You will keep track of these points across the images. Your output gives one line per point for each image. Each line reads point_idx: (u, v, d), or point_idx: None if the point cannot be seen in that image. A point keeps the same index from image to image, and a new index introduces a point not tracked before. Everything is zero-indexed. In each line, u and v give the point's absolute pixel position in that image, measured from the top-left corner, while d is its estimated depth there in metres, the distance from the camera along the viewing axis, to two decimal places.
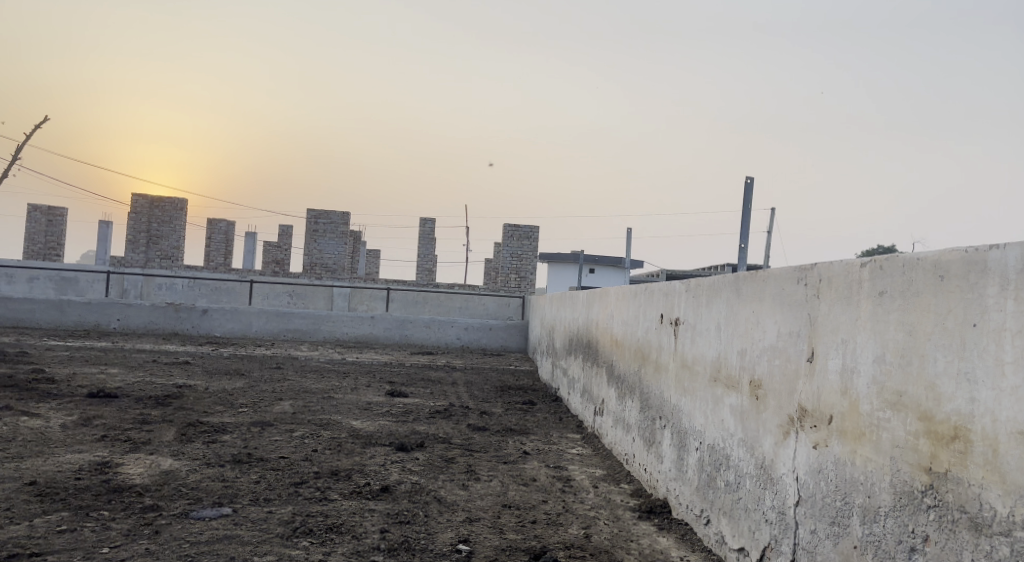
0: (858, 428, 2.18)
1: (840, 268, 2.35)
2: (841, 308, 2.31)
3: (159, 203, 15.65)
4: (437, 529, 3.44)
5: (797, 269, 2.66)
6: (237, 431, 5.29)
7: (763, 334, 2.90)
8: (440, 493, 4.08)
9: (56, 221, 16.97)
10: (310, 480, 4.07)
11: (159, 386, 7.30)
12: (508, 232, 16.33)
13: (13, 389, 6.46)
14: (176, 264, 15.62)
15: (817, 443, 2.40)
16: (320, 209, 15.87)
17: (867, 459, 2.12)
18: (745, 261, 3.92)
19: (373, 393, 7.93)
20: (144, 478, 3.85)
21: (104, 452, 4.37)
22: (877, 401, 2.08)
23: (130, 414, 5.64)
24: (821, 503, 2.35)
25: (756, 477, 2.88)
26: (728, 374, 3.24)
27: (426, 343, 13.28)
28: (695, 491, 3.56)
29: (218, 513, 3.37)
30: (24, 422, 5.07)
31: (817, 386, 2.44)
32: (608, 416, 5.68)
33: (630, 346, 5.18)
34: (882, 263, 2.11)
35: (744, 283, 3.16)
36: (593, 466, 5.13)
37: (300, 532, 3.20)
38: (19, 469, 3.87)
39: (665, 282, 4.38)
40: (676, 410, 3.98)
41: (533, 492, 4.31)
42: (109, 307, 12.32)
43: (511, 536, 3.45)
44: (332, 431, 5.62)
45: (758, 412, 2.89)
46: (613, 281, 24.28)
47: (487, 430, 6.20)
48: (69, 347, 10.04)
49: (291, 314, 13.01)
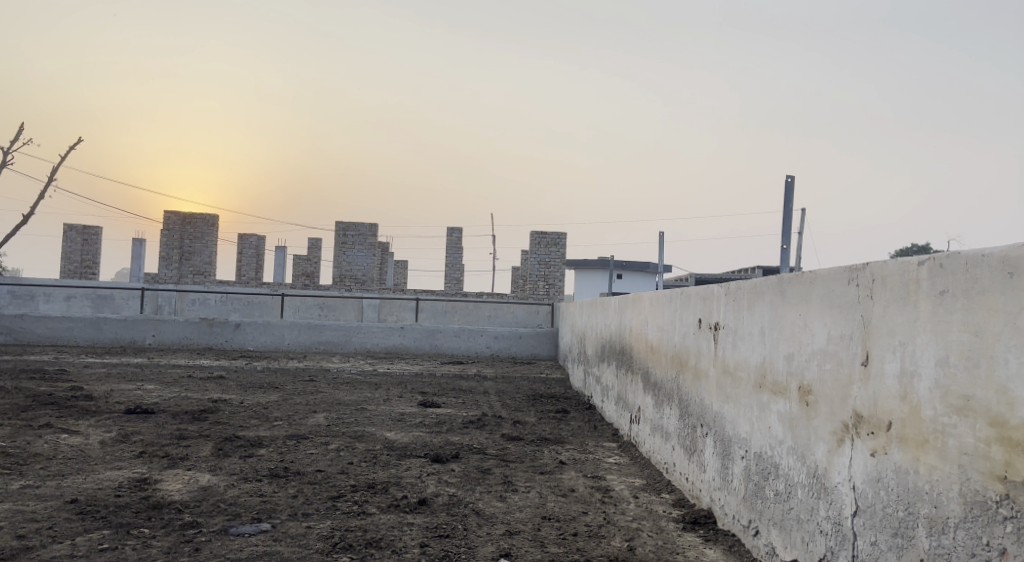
0: (920, 434, 2.08)
1: (895, 267, 2.25)
2: (897, 309, 2.22)
3: (190, 220, 15.87)
4: (477, 543, 3.37)
5: (847, 269, 2.57)
6: (273, 444, 5.29)
7: (811, 337, 2.81)
8: (478, 505, 4.02)
9: (91, 240, 17.30)
10: (348, 494, 4.03)
11: (195, 401, 7.35)
12: (536, 239, 16.27)
13: (53, 407, 6.55)
14: (209, 280, 15.81)
15: (875, 451, 2.30)
16: (349, 222, 15.98)
17: (932, 467, 2.01)
18: (786, 262, 3.81)
19: (405, 404, 7.92)
20: (183, 495, 3.84)
21: (142, 468, 4.39)
22: (941, 406, 1.98)
23: (166, 429, 5.67)
24: (881, 513, 2.25)
25: (809, 486, 2.77)
26: (775, 380, 3.14)
27: (457, 353, 13.26)
28: (742, 501, 3.46)
29: (258, 529, 3.34)
30: (64, 440, 5.13)
31: (873, 391, 2.34)
32: (646, 423, 5.58)
33: (667, 353, 5.09)
34: (943, 261, 2.02)
35: (789, 284, 3.06)
36: (632, 476, 5.03)
37: (340, 547, 3.16)
38: (59, 487, 3.89)
39: (703, 286, 4.28)
40: (719, 418, 3.88)
41: (572, 503, 4.23)
42: (144, 323, 12.48)
43: (553, 549, 3.37)
44: (366, 443, 5.60)
45: (809, 419, 2.79)
46: (641, 287, 24.08)
47: (522, 440, 6.14)
48: (106, 364, 10.17)
49: (323, 327, 13.08)
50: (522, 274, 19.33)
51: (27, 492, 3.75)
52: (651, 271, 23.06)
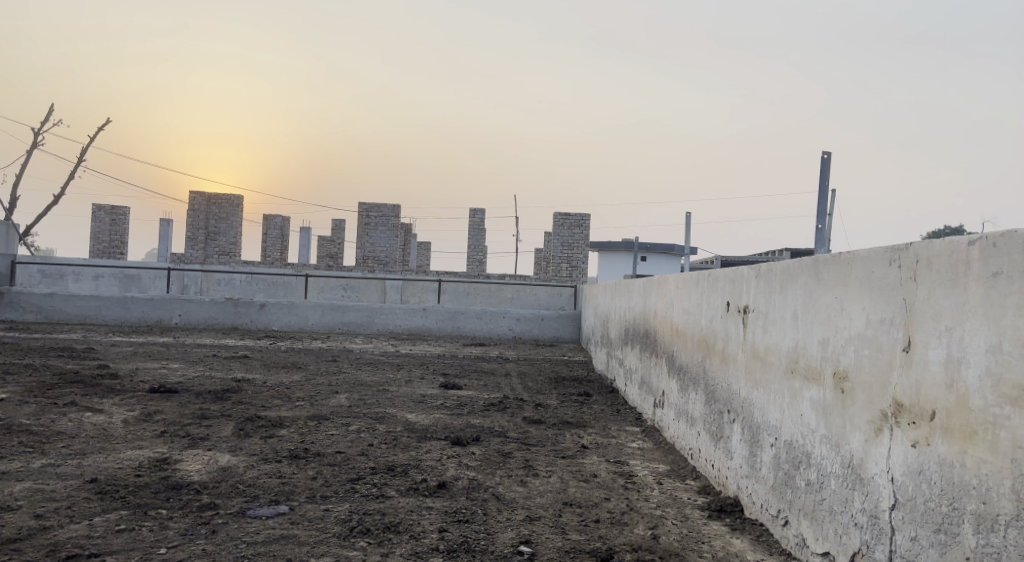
0: (967, 425, 1.95)
1: (941, 247, 2.12)
2: (943, 292, 2.09)
3: (215, 200, 15.94)
4: (497, 529, 3.30)
5: (888, 250, 2.43)
6: (294, 425, 5.25)
7: (848, 322, 2.67)
8: (498, 490, 3.95)
9: (119, 221, 17.46)
10: (367, 476, 3.98)
11: (218, 380, 7.38)
12: (559, 220, 16.12)
13: (78, 385, 6.60)
14: (234, 260, 15.89)
15: (917, 441, 2.17)
16: (372, 202, 15.93)
17: (980, 461, 1.89)
18: (820, 244, 3.67)
19: (427, 385, 7.86)
20: (202, 475, 3.82)
21: (163, 448, 4.37)
22: (992, 396, 1.86)
23: (189, 409, 5.66)
24: (923, 508, 2.13)
25: (843, 477, 2.65)
26: (807, 365, 3.02)
27: (479, 334, 13.20)
28: (771, 490, 3.34)
29: (275, 512, 3.30)
30: (88, 418, 5.14)
31: (915, 379, 2.20)
32: (669, 408, 5.47)
33: (693, 336, 4.96)
34: (996, 240, 1.89)
35: (825, 265, 2.92)
36: (656, 462, 4.93)
37: (358, 532, 3.11)
38: (80, 466, 3.88)
39: (732, 268, 4.16)
40: (747, 404, 3.76)
41: (595, 488, 4.15)
42: (170, 303, 12.55)
43: (574, 537, 3.28)
44: (387, 425, 5.55)
45: (845, 407, 2.66)
46: (665, 269, 23.86)
47: (543, 423, 6.05)
48: (133, 343, 10.23)
49: (346, 307, 13.10)
50: (545, 257, 19.20)
51: (48, 471, 3.76)
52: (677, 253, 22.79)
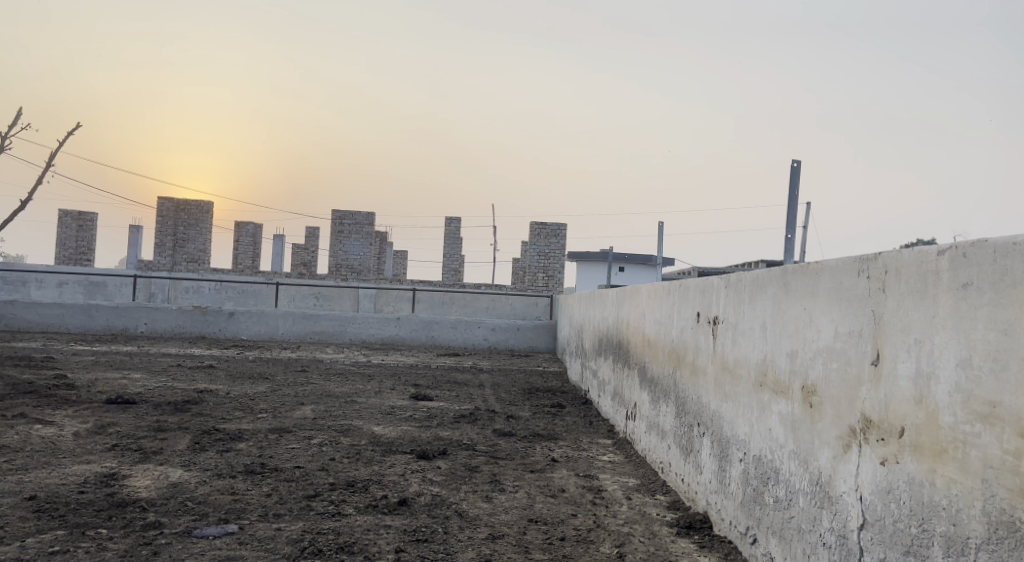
0: (936, 442, 1.87)
1: (910, 256, 2.04)
2: (912, 303, 2.01)
3: (185, 206, 15.67)
4: (456, 549, 3.17)
5: (856, 260, 2.36)
6: (254, 438, 5.07)
7: (817, 333, 2.59)
8: (461, 506, 3.82)
9: (86, 226, 17.11)
10: (325, 493, 3.83)
11: (180, 391, 7.16)
12: (535, 230, 16.04)
13: (30, 396, 6.35)
14: (204, 267, 15.60)
15: (886, 459, 2.09)
16: (346, 210, 15.73)
17: (950, 480, 1.81)
18: (790, 254, 3.60)
19: (397, 396, 7.70)
20: (151, 492, 3.65)
21: (112, 462, 4.19)
22: (962, 412, 1.77)
23: (144, 421, 5.45)
24: (891, 529, 2.04)
25: (811, 494, 2.56)
26: (776, 379, 2.93)
27: (453, 344, 13.05)
28: (739, 506, 3.25)
29: (223, 531, 3.14)
30: (36, 431, 4.93)
31: (884, 394, 2.12)
32: (641, 420, 5.38)
33: (664, 347, 4.88)
34: (966, 250, 1.81)
35: (793, 276, 2.85)
36: (626, 476, 4.83)
37: (309, 553, 2.96)
38: (21, 482, 3.70)
39: (702, 278, 4.08)
40: (716, 417, 3.67)
41: (562, 504, 4.03)
42: (136, 311, 12.27)
43: (538, 556, 3.16)
44: (352, 437, 5.39)
45: (812, 421, 2.58)
46: (643, 279, 23.92)
47: (513, 436, 5.92)
48: (95, 352, 9.94)
49: (318, 316, 12.88)
50: (523, 266, 19.07)
51: None
52: (655, 265, 22.84)
